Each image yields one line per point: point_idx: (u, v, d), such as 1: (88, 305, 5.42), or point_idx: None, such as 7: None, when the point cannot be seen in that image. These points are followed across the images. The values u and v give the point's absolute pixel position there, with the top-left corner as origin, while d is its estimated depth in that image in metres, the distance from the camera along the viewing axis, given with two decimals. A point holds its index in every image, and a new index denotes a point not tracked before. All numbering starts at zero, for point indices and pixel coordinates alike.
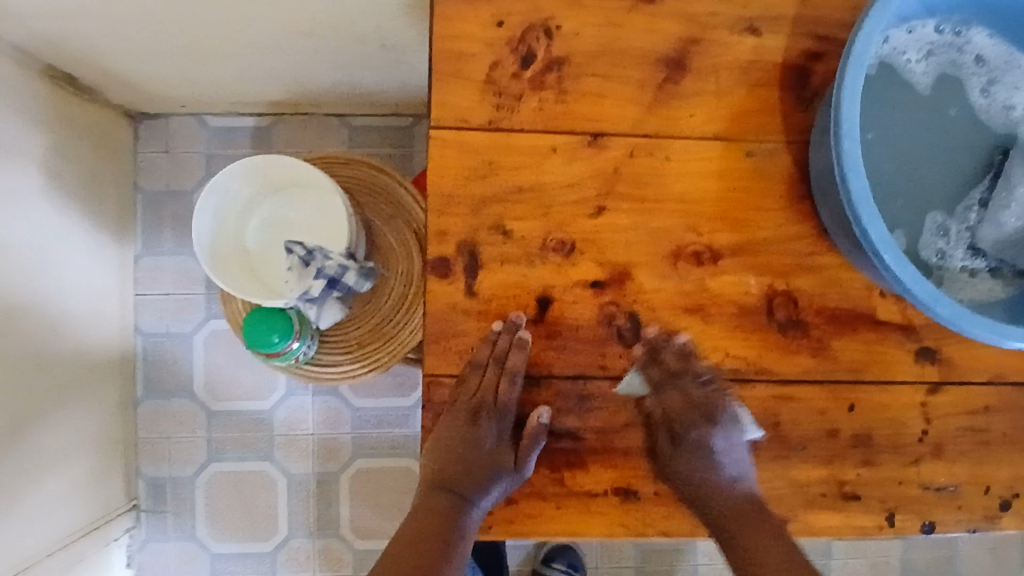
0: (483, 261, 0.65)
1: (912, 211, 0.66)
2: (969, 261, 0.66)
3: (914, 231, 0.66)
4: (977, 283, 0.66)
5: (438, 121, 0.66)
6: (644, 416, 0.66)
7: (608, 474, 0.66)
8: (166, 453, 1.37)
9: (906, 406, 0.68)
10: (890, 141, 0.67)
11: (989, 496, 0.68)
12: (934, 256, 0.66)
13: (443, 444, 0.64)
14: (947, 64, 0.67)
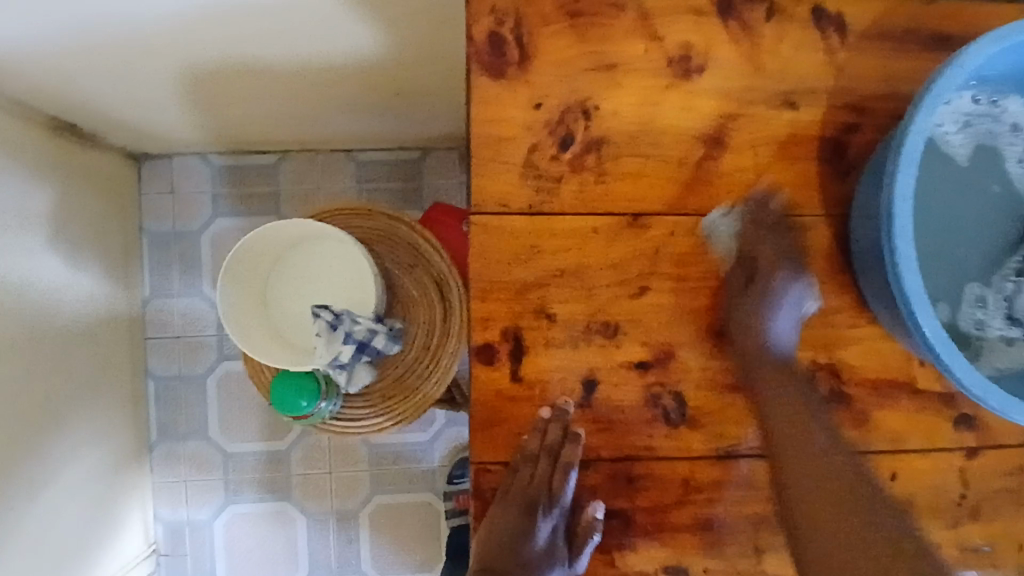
0: (527, 345, 0.65)
1: (950, 281, 0.67)
2: (1006, 329, 0.67)
3: (952, 302, 0.67)
4: (1015, 352, 0.67)
5: (478, 205, 0.65)
6: (692, 493, 0.66)
7: (658, 553, 0.66)
8: (182, 496, 1.36)
9: (946, 471, 0.69)
10: (927, 213, 0.68)
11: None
12: (972, 326, 0.67)
13: (490, 536, 0.65)
14: (983, 134, 0.68)
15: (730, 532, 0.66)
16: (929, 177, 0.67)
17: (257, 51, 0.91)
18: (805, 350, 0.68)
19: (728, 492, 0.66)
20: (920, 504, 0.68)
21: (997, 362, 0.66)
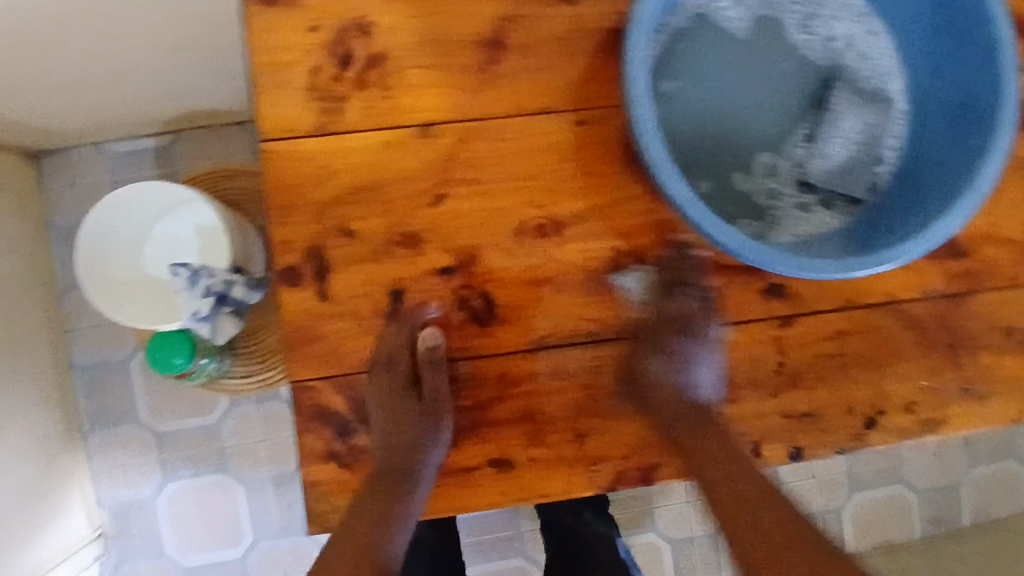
0: (330, 264, 0.67)
1: (738, 155, 0.69)
2: (800, 196, 0.69)
3: (746, 174, 0.69)
4: (812, 217, 0.68)
5: (267, 134, 0.67)
6: (509, 388, 0.69)
7: (481, 448, 0.69)
8: (123, 479, 1.40)
9: (759, 343, 0.71)
10: (715, 90, 0.68)
11: (853, 416, 0.72)
12: (764, 196, 0.68)
13: (379, 406, 0.68)
14: (760, 7, 0.68)
15: (549, 422, 0.69)
16: (709, 55, 0.68)
17: (94, 62, 0.85)
18: (607, 240, 0.69)
19: (542, 384, 0.69)
20: (737, 376, 0.71)
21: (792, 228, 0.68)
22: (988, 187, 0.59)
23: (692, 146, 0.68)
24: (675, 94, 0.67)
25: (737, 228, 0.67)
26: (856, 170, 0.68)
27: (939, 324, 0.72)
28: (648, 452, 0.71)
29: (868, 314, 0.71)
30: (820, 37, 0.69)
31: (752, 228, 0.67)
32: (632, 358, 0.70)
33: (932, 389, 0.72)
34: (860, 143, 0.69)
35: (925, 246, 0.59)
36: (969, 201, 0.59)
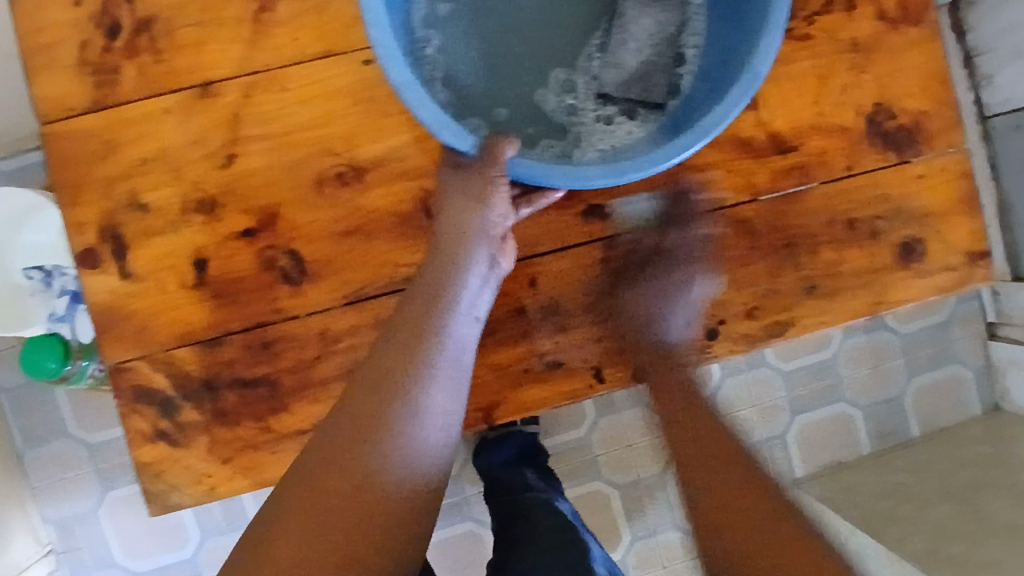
0: (128, 240, 0.66)
1: (539, 75, 0.69)
2: (601, 110, 0.68)
3: (544, 94, 0.69)
4: (614, 129, 0.67)
5: (46, 116, 0.66)
6: (332, 345, 0.67)
7: (311, 410, 0.67)
8: (63, 495, 1.28)
9: (586, 267, 0.69)
10: (505, 17, 0.70)
11: (693, 329, 0.70)
12: (565, 113, 0.68)
13: (450, 202, 0.62)
14: None
15: None
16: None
17: None
18: (411, 180, 0.67)
19: (366, 336, 0.67)
20: (567, 304, 0.69)
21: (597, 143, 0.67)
22: (765, 68, 0.55)
23: (489, 72, 0.69)
24: (467, 22, 0.68)
25: (539, 149, 0.67)
26: (656, 78, 0.66)
27: (771, 225, 0.70)
28: (482, 393, 0.68)
29: (696, 223, 0.70)
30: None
31: (552, 148, 0.67)
32: None
33: (773, 291, 0.71)
34: (659, 48, 0.67)
35: (700, 138, 0.55)
36: (741, 87, 0.55)
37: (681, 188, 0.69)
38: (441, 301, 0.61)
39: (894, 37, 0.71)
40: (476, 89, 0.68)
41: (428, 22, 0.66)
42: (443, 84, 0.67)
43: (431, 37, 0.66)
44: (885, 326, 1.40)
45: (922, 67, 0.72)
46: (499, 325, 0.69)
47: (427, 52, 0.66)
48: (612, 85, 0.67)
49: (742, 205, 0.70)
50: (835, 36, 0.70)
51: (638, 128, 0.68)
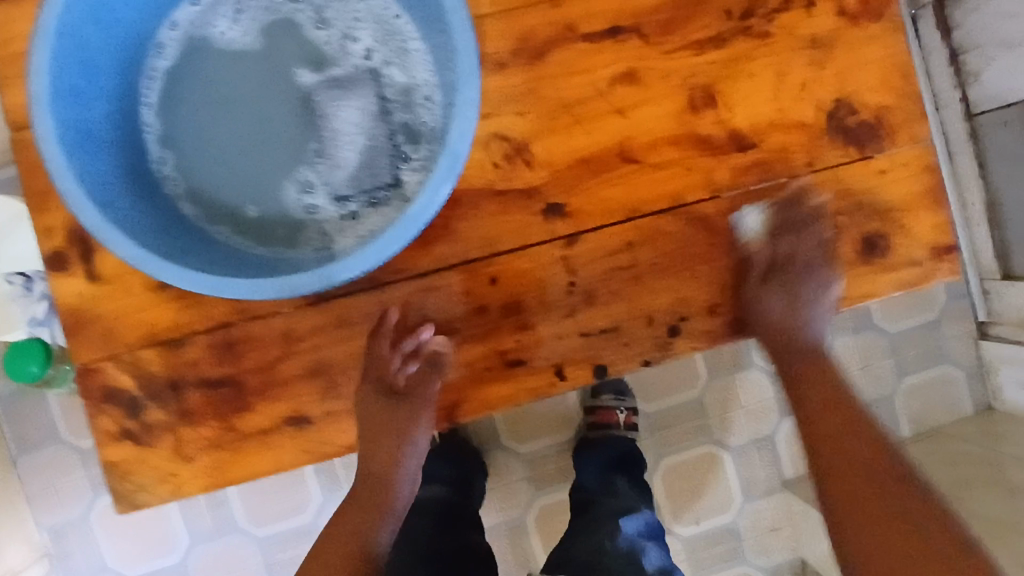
0: (93, 244, 0.67)
1: (277, 175, 0.65)
2: (339, 208, 0.64)
3: (279, 194, 0.65)
4: (360, 223, 0.64)
5: (14, 122, 0.67)
6: (293, 345, 0.68)
7: (273, 409, 0.68)
8: (56, 500, 1.25)
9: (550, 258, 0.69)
10: (237, 114, 0.65)
11: (655, 327, 0.70)
12: (303, 214, 0.64)
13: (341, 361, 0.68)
14: (264, 15, 0.65)
15: (341, 374, 0.68)
16: (228, 78, 0.65)
17: None
18: None
19: (328, 335, 0.68)
20: (528, 302, 0.69)
21: (345, 241, 0.64)
22: (464, 148, 0.55)
23: (238, 175, 0.65)
24: (192, 135, 0.65)
25: (298, 251, 0.64)
26: (380, 168, 0.63)
27: (732, 221, 0.70)
28: (446, 391, 0.69)
29: (655, 221, 0.70)
30: (331, 30, 0.64)
31: (301, 251, 0.63)
32: (417, 297, 0.68)
33: (736, 288, 0.71)
34: (380, 135, 0.63)
35: (408, 230, 0.55)
36: (442, 170, 0.55)
37: (640, 187, 0.70)
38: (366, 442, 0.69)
39: (855, 33, 0.71)
40: (232, 200, 0.65)
41: (173, 134, 0.65)
42: (191, 201, 0.65)
43: (168, 156, 0.65)
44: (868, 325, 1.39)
45: (883, 62, 0.71)
46: (461, 324, 0.69)
47: (165, 171, 0.65)
48: (340, 185, 0.64)
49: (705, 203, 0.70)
50: (793, 34, 0.70)
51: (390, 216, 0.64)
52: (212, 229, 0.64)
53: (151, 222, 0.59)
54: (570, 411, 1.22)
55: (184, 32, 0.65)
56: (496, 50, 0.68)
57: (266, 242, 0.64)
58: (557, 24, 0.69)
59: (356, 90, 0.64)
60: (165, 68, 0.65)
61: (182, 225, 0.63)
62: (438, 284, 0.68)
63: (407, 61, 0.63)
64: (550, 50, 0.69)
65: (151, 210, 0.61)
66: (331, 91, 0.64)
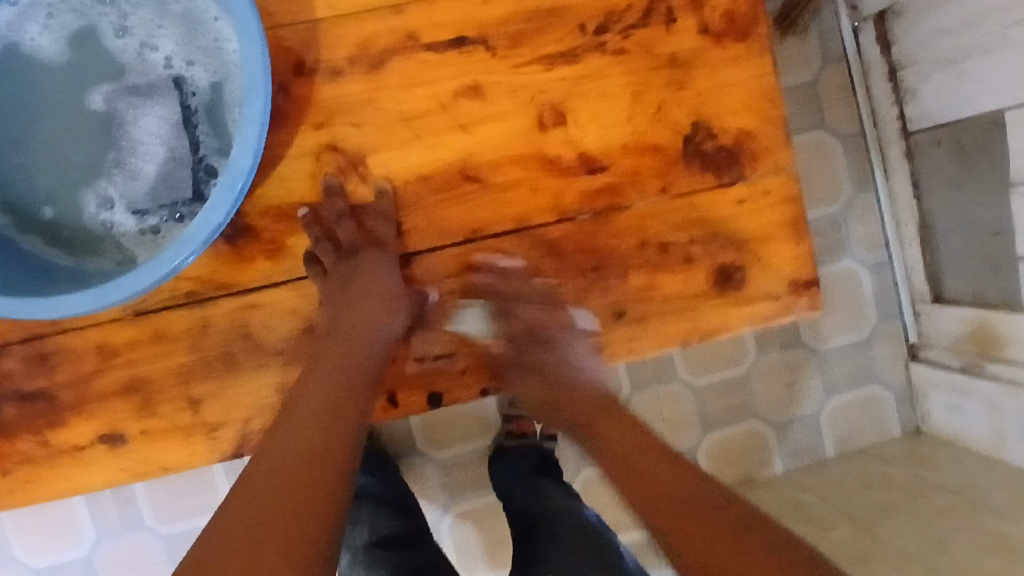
0: None
1: (78, 185, 0.62)
2: (140, 222, 0.62)
3: (81, 205, 0.62)
4: (162, 238, 0.62)
5: None
6: (110, 359, 0.65)
7: (89, 425, 0.66)
8: None
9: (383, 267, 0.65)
10: (40, 121, 0.62)
11: (493, 355, 0.68)
12: (102, 226, 0.62)
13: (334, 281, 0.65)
14: (66, 16, 0.62)
15: (159, 391, 0.66)
16: (31, 82, 0.62)
17: None
18: None
19: (146, 350, 0.65)
20: None
21: (147, 256, 0.61)
22: (246, 165, 0.53)
23: (40, 185, 0.63)
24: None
25: (98, 263, 0.62)
26: (180, 179, 0.61)
27: (578, 246, 0.68)
28: (269, 412, 0.66)
29: (497, 243, 0.67)
30: (134, 36, 0.62)
31: (103, 264, 0.62)
32: (239, 315, 0.66)
33: (579, 316, 0.68)
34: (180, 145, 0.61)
35: (188, 249, 0.53)
36: (224, 189, 0.53)
37: (481, 207, 0.67)
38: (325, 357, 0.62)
39: (717, 52, 0.68)
40: (34, 209, 0.63)
41: None
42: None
43: None
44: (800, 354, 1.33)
45: (745, 84, 0.68)
46: (287, 344, 0.66)
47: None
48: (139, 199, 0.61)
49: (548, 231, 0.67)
50: (651, 51, 0.67)
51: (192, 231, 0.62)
52: (16, 237, 0.62)
53: None
54: (488, 418, 1.13)
55: None
56: (331, 57, 0.65)
57: (71, 252, 0.62)
58: (398, 32, 0.65)
59: (157, 98, 0.62)
60: None
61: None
62: (263, 301, 0.66)
63: (217, 68, 0.61)
64: (391, 60, 0.65)
65: None
66: (131, 99, 0.62)
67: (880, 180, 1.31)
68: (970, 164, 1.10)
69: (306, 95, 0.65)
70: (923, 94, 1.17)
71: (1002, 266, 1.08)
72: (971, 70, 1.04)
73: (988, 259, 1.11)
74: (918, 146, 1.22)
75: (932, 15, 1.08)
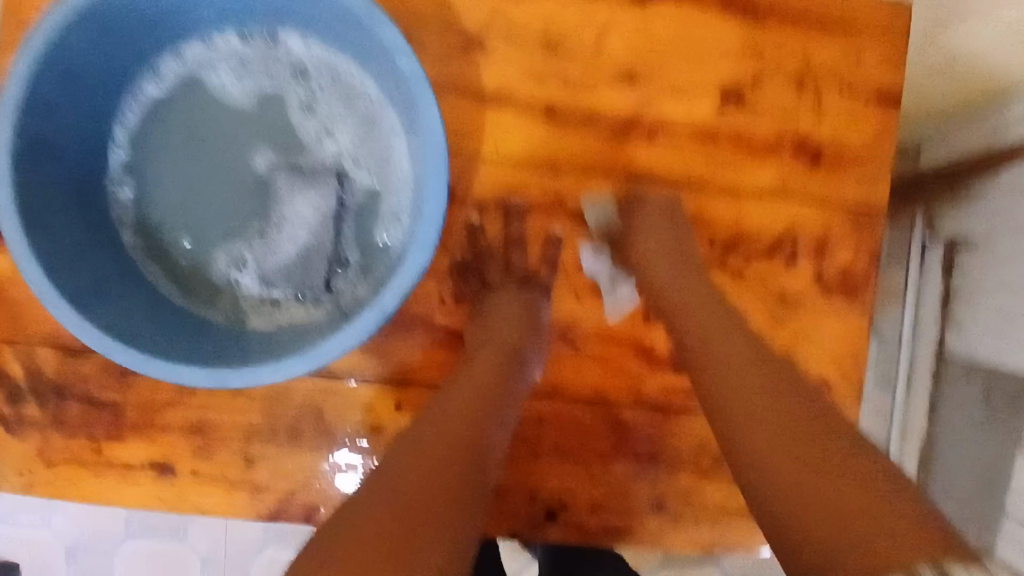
0: None
1: (218, 236, 0.66)
2: (266, 291, 0.65)
3: (214, 255, 0.66)
4: (278, 312, 0.65)
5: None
6: (185, 396, 0.68)
7: (144, 448, 0.68)
8: None
9: (518, 305, 0.67)
10: (203, 164, 0.66)
11: (533, 505, 0.71)
12: (228, 282, 0.66)
13: (494, 320, 0.66)
14: (260, 78, 0.65)
15: (221, 439, 0.68)
16: (207, 127, 0.66)
17: None
18: None
19: (223, 400, 0.68)
20: None
21: (258, 322, 0.65)
22: (393, 306, 0.56)
23: (185, 222, 0.66)
24: (157, 167, 0.66)
25: (212, 312, 0.65)
26: (314, 266, 0.64)
27: (642, 433, 0.71)
28: (313, 492, 0.69)
29: (571, 406, 0.71)
30: (314, 121, 0.66)
31: (215, 315, 0.65)
32: (318, 395, 0.69)
33: (622, 496, 0.71)
34: (327, 233, 0.63)
35: (308, 364, 0.56)
36: (364, 319, 0.56)
37: (566, 369, 0.71)
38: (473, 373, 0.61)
39: (823, 303, 0.72)
40: (171, 243, 0.66)
41: (138, 161, 0.66)
42: (133, 230, 0.66)
43: (128, 181, 0.66)
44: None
45: (838, 339, 0.72)
46: (352, 435, 0.69)
47: (118, 194, 0.65)
48: (270, 272, 0.65)
49: (650, 216, 0.68)
50: (764, 283, 0.71)
51: (307, 312, 0.65)
52: (142, 263, 0.66)
53: (84, 253, 0.60)
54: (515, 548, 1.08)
55: (181, 68, 0.65)
56: (482, 193, 0.69)
57: (189, 294, 0.66)
58: (548, 192, 0.70)
59: (316, 185, 0.65)
60: (153, 93, 0.65)
61: (115, 255, 0.64)
62: (345, 391, 0.69)
63: (381, 176, 0.65)
64: (533, 213, 0.70)
65: (86, 237, 0.61)
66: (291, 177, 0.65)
67: (900, 393, 1.17)
68: (993, 416, 0.99)
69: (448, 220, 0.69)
70: (968, 329, 1.05)
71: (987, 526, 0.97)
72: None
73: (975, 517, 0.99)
74: (950, 373, 1.10)
75: (1000, 263, 0.98)
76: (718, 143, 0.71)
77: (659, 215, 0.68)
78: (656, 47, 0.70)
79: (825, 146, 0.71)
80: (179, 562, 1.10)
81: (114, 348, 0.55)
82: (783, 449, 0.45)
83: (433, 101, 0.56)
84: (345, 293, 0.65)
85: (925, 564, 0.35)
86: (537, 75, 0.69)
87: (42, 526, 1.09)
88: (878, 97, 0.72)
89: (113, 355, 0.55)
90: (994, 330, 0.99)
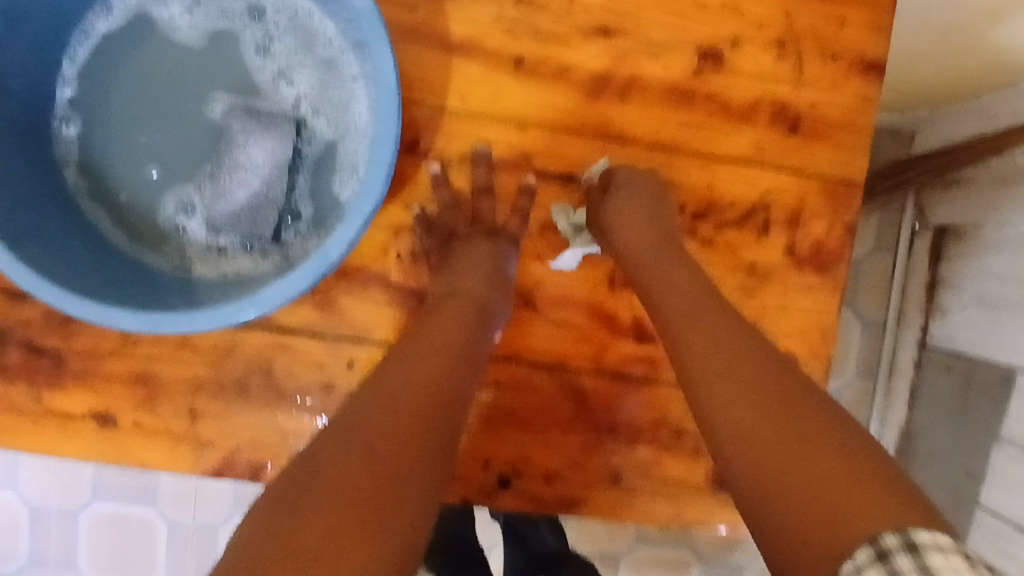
0: None
1: (167, 181, 0.64)
2: (212, 239, 0.63)
3: (162, 200, 0.64)
4: (225, 261, 0.63)
5: None
6: (130, 345, 0.66)
7: (85, 398, 0.66)
8: None
9: (486, 255, 0.65)
10: (153, 103, 0.64)
11: (487, 472, 0.69)
12: (175, 229, 0.64)
13: (462, 266, 0.64)
14: (216, 17, 0.63)
15: (165, 391, 0.66)
16: (158, 67, 0.63)
17: None
18: None
19: (168, 350, 0.66)
20: None
21: (204, 271, 0.63)
22: (336, 255, 0.53)
23: (132, 164, 0.64)
24: (106, 106, 0.63)
25: (157, 259, 0.63)
26: (266, 214, 0.61)
27: (601, 402, 0.69)
28: (260, 450, 0.67)
29: (530, 371, 0.69)
30: (272, 65, 0.63)
31: (159, 261, 0.63)
32: (267, 351, 0.67)
33: (579, 465, 0.69)
34: (277, 180, 0.61)
35: (249, 310, 0.53)
36: (306, 267, 0.53)
37: (526, 334, 0.69)
38: (442, 323, 0.59)
39: (794, 276, 0.70)
40: (116, 185, 0.64)
41: (84, 97, 0.63)
42: (77, 170, 0.63)
43: (74, 119, 0.63)
44: (689, 550, 1.09)
45: (809, 314, 0.70)
46: (302, 393, 0.67)
47: (65, 133, 0.63)
48: (218, 218, 0.62)
49: (626, 202, 0.62)
50: (734, 253, 0.69)
51: (253, 262, 0.63)
52: (85, 205, 0.63)
53: (23, 189, 0.57)
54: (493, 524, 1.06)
55: (132, 2, 0.62)
56: (445, 147, 0.67)
57: (133, 239, 0.63)
58: (514, 148, 0.67)
59: (271, 132, 0.61)
60: (103, 28, 0.62)
61: (57, 194, 0.61)
62: (295, 346, 0.67)
63: (339, 125, 0.62)
64: (497, 170, 0.68)
65: (27, 172, 0.58)
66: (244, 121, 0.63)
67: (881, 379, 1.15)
68: (971, 404, 0.98)
69: (408, 174, 0.67)
70: (953, 318, 1.03)
71: (958, 512, 0.98)
72: (1010, 317, 0.91)
73: (946, 503, 0.99)
74: (930, 361, 1.08)
75: (989, 254, 0.96)
76: (693, 105, 0.68)
77: (635, 193, 0.63)
78: (633, 1, 0.67)
79: (803, 114, 0.69)
80: (144, 528, 1.08)
81: (44, 286, 0.53)
82: (750, 413, 0.46)
83: (387, 41, 0.53)
84: (293, 243, 0.63)
85: (887, 530, 0.36)
86: (505, 25, 0.66)
87: (6, 486, 1.07)
88: (861, 63, 0.69)
89: (42, 293, 0.53)
90: (977, 319, 0.98)
